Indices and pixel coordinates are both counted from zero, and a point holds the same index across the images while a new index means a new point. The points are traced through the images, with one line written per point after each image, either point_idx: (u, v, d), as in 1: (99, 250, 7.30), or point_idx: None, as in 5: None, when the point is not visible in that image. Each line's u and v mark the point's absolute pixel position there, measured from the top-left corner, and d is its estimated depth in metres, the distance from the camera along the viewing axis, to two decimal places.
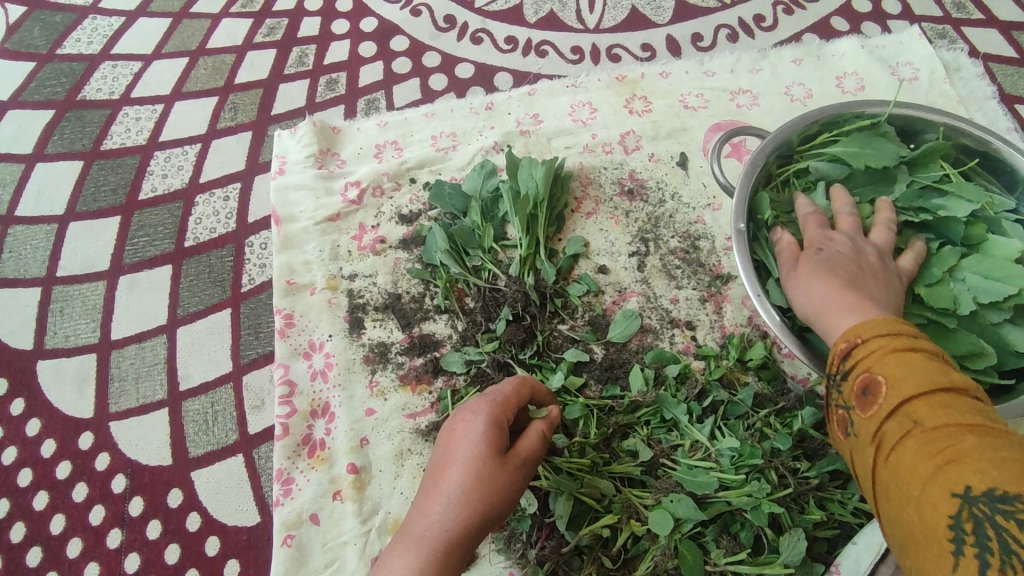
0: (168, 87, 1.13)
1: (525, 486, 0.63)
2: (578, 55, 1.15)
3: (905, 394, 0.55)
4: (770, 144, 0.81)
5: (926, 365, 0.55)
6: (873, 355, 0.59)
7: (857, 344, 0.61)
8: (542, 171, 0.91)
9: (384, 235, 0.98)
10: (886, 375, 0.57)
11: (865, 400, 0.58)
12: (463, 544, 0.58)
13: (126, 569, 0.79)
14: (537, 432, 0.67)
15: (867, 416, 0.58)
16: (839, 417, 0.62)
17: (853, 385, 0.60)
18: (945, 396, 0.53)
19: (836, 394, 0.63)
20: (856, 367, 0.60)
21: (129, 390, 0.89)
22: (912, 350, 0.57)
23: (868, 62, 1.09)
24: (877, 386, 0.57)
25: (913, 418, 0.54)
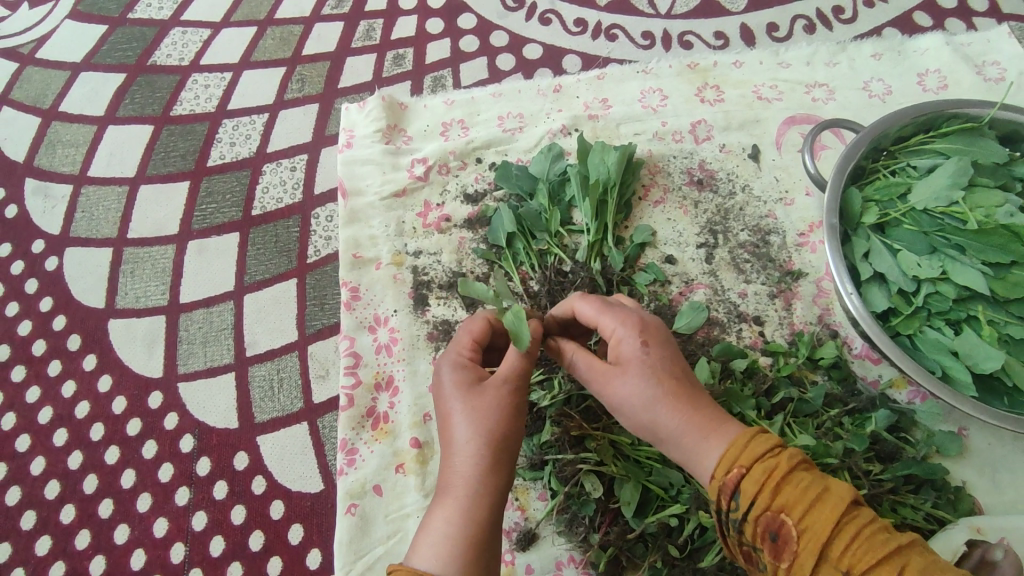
0: (236, 56, 1.14)
1: (518, 399, 0.65)
2: (649, 40, 1.13)
3: (823, 534, 0.51)
4: (863, 140, 0.79)
5: (829, 494, 0.52)
6: (769, 490, 0.53)
7: (743, 474, 0.54)
8: (615, 156, 0.90)
9: (449, 213, 0.97)
10: (794, 513, 0.52)
11: (773, 546, 0.53)
12: (489, 478, 0.61)
13: (193, 527, 0.81)
14: (512, 346, 0.67)
15: (784, 567, 0.52)
16: (744, 553, 0.56)
17: (756, 528, 0.54)
18: (857, 530, 0.51)
19: (734, 531, 0.56)
20: (755, 504, 0.53)
21: (198, 352, 0.90)
22: (794, 472, 0.53)
23: (952, 60, 1.06)
24: (784, 529, 0.52)
25: (842, 568, 0.50)
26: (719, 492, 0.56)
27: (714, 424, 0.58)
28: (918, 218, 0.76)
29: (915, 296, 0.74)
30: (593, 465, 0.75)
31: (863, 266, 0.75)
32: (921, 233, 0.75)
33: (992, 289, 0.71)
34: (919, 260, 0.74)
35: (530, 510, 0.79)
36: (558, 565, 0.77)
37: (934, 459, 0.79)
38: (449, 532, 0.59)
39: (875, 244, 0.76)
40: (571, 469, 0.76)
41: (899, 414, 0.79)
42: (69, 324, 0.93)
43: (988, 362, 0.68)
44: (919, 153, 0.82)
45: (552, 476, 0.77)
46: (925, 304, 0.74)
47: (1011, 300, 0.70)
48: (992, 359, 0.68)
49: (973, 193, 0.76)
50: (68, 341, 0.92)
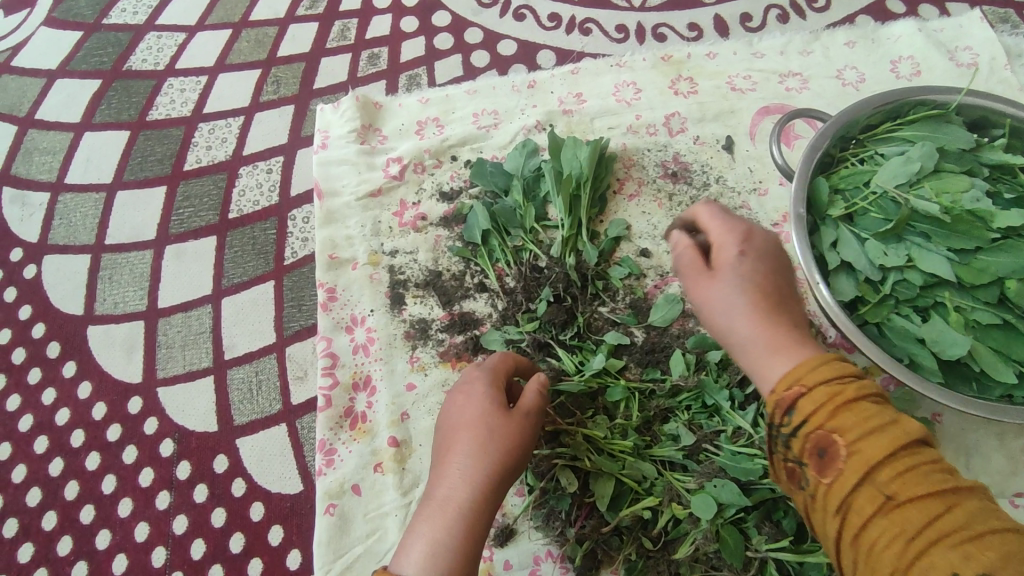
0: (212, 59, 1.14)
1: (533, 438, 0.67)
2: (623, 33, 1.13)
3: (875, 459, 0.51)
4: (829, 130, 0.80)
5: (896, 426, 0.52)
6: (827, 408, 0.54)
7: (802, 393, 0.55)
8: (587, 151, 0.90)
9: (425, 212, 0.98)
10: (847, 436, 0.52)
11: (821, 463, 0.53)
12: (487, 499, 0.62)
13: (174, 531, 0.82)
14: (536, 383, 0.70)
15: (827, 482, 0.53)
16: (787, 471, 0.57)
17: (803, 443, 0.55)
18: (916, 458, 0.51)
19: (781, 447, 0.57)
20: (810, 419, 0.54)
21: (176, 357, 0.91)
22: (858, 401, 0.53)
23: (925, 47, 1.06)
24: (835, 446, 0.53)
25: (887, 491, 0.50)
26: (775, 405, 0.57)
27: (777, 346, 0.60)
28: (886, 203, 0.76)
29: (882, 284, 0.74)
30: (569, 460, 0.76)
31: (831, 255, 0.76)
32: (887, 220, 0.75)
33: (959, 275, 0.71)
34: (886, 249, 0.74)
35: (507, 506, 0.80)
36: (535, 560, 0.77)
37: None
38: (438, 542, 0.59)
39: (844, 232, 0.76)
40: (547, 464, 0.77)
41: None
42: (48, 331, 0.94)
43: (954, 348, 0.69)
44: (889, 142, 0.82)
45: (529, 471, 0.78)
46: (894, 292, 0.74)
47: (979, 286, 0.71)
48: (958, 345, 0.69)
49: (941, 177, 0.75)
50: (47, 349, 0.93)
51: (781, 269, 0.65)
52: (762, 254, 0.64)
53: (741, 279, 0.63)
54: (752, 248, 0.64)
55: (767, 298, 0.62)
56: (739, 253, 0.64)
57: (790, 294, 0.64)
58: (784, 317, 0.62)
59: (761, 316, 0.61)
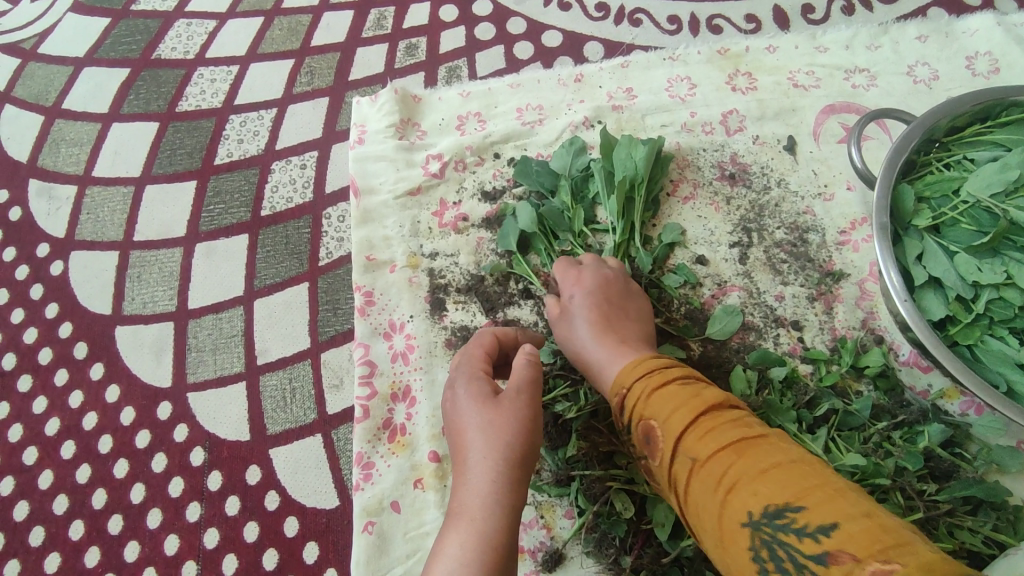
0: (243, 48, 1.09)
1: (533, 414, 0.63)
2: (676, 25, 1.06)
3: (680, 427, 0.59)
4: (914, 132, 0.73)
5: (691, 403, 0.60)
6: (643, 397, 0.63)
7: (626, 394, 0.65)
8: (643, 151, 0.84)
9: (467, 212, 0.93)
10: (649, 414, 0.62)
11: (648, 448, 0.61)
12: (507, 495, 0.59)
13: (205, 545, 0.78)
14: (521, 358, 0.66)
15: (658, 463, 0.60)
16: (645, 467, 0.64)
17: (637, 433, 0.63)
18: (717, 419, 0.58)
19: (628, 444, 0.66)
20: (634, 412, 0.63)
21: (207, 361, 0.87)
22: (666, 390, 0.62)
23: (1004, 42, 0.98)
24: (653, 432, 0.61)
25: (691, 456, 0.57)
26: (618, 406, 0.66)
27: (619, 351, 0.70)
28: (977, 215, 0.69)
29: (975, 303, 0.68)
30: (624, 483, 0.71)
31: (917, 270, 0.70)
32: (980, 233, 0.69)
33: None
34: (979, 265, 0.68)
35: (556, 529, 0.75)
36: None
37: (992, 475, 0.73)
38: (465, 552, 0.56)
39: (931, 246, 0.70)
40: (600, 487, 0.72)
41: (954, 427, 0.74)
42: (75, 331, 0.90)
43: None
44: (976, 146, 0.76)
45: (580, 494, 0.73)
46: (987, 311, 0.68)
47: None
48: None
49: None
50: (75, 350, 0.89)
51: (619, 298, 0.77)
52: (590, 285, 0.77)
53: (590, 305, 0.75)
54: (584, 287, 0.76)
55: (605, 319, 0.73)
56: (582, 289, 0.76)
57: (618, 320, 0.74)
58: (625, 330, 0.73)
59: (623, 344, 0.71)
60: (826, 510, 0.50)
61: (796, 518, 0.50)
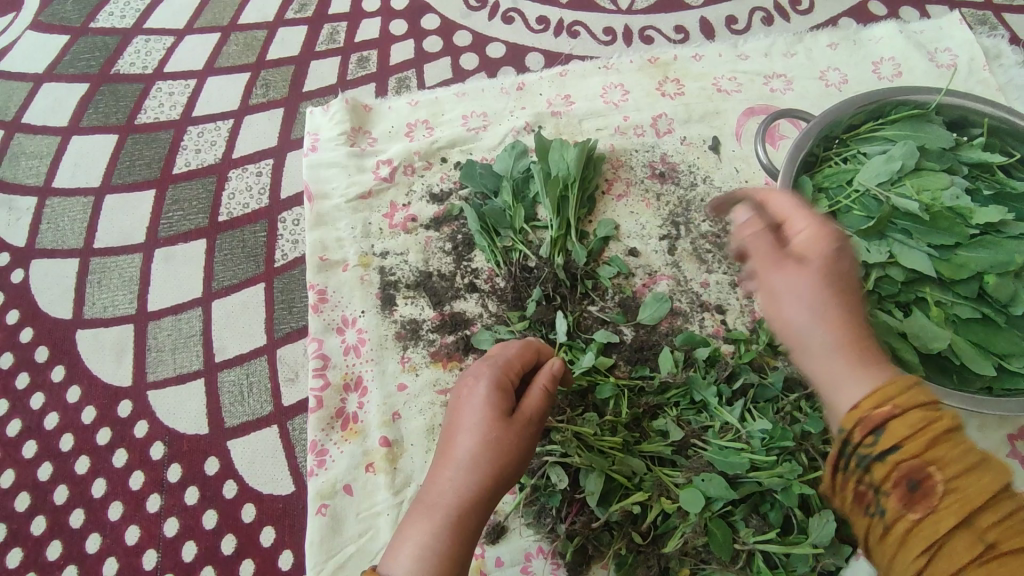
0: (200, 62, 1.14)
1: (531, 442, 0.66)
2: (610, 36, 1.14)
3: (973, 494, 0.46)
4: (813, 129, 0.81)
5: (985, 466, 0.47)
6: (919, 437, 0.48)
7: (893, 414, 0.49)
8: (574, 153, 0.91)
9: (415, 213, 0.98)
10: (945, 470, 0.47)
11: (910, 496, 0.48)
12: (481, 505, 0.62)
13: (165, 533, 0.82)
14: (542, 391, 0.68)
15: (914, 518, 0.47)
16: (854, 493, 0.51)
17: (891, 468, 0.49)
18: (1012, 509, 0.46)
19: (854, 466, 0.51)
20: (901, 445, 0.48)
21: (166, 360, 0.91)
22: (950, 435, 0.48)
23: (905, 48, 1.08)
24: (930, 480, 0.47)
25: (987, 540, 0.45)
26: (857, 423, 0.51)
27: (864, 361, 0.54)
28: (867, 202, 0.78)
29: (865, 280, 0.75)
30: (559, 457, 0.76)
31: None
32: (868, 218, 0.77)
33: (938, 270, 0.73)
34: (868, 246, 0.76)
35: (498, 503, 0.80)
36: (527, 556, 0.77)
37: None
38: (429, 546, 0.59)
39: None
40: (538, 462, 0.77)
41: None
42: (36, 336, 0.93)
43: (936, 341, 0.70)
44: (870, 142, 0.84)
45: None
46: (876, 288, 0.76)
47: (958, 280, 0.72)
48: (939, 338, 0.70)
49: (920, 176, 0.77)
50: (36, 353, 0.92)
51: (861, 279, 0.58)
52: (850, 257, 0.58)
53: (834, 278, 0.56)
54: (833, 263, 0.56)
55: (851, 292, 0.57)
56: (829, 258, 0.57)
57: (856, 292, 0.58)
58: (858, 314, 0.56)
59: (829, 322, 0.55)
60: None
61: None
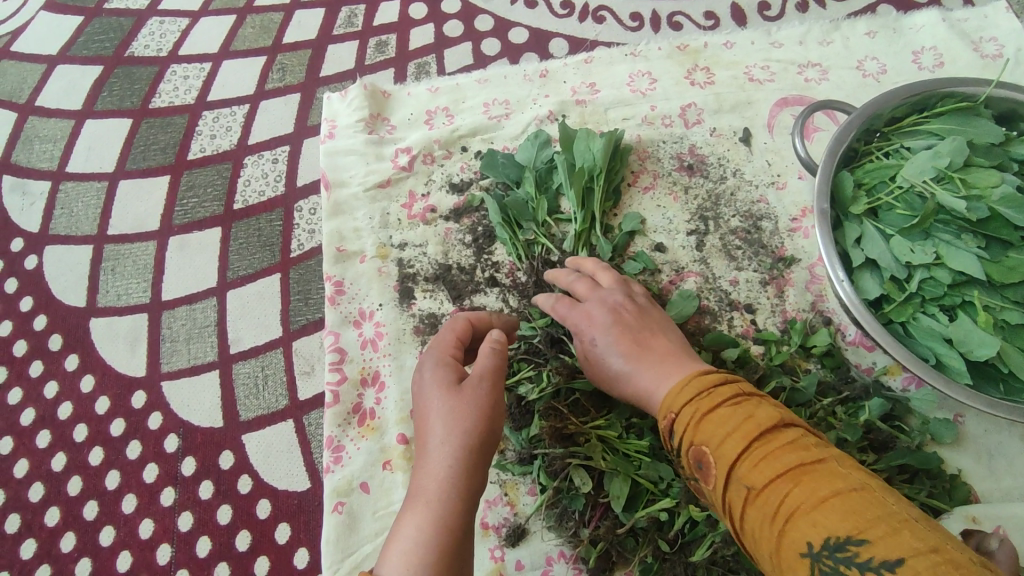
0: (216, 45, 1.11)
1: (497, 405, 0.64)
2: (638, 22, 1.10)
3: (734, 454, 0.55)
4: (855, 121, 0.77)
5: (748, 422, 0.56)
6: (693, 419, 0.59)
7: (674, 417, 0.61)
8: (601, 142, 0.87)
9: (435, 204, 0.95)
10: (711, 443, 0.56)
11: (701, 472, 0.57)
12: (465, 484, 0.60)
13: (179, 528, 0.80)
14: (492, 348, 0.68)
15: (711, 488, 0.57)
16: (695, 487, 0.60)
17: (688, 458, 0.59)
18: (770, 443, 0.54)
19: (681, 466, 0.61)
20: (682, 437, 0.59)
21: (181, 350, 0.89)
22: (716, 408, 0.58)
23: (948, 37, 1.03)
24: (705, 459, 0.57)
25: (748, 482, 0.53)
26: (665, 426, 0.62)
27: (673, 369, 0.66)
28: (910, 198, 0.74)
29: (908, 282, 0.72)
30: (583, 459, 0.74)
31: (855, 252, 0.74)
32: (911, 215, 0.73)
33: (988, 273, 0.69)
34: (912, 245, 0.72)
35: (519, 505, 0.78)
36: (548, 560, 0.75)
37: (929, 447, 0.78)
38: (418, 536, 0.57)
39: (869, 228, 0.74)
40: (560, 464, 0.74)
41: (895, 402, 0.78)
42: (50, 323, 0.92)
43: (982, 349, 0.67)
44: (913, 136, 0.80)
45: (542, 470, 0.75)
46: (920, 290, 0.72)
47: (1008, 284, 0.69)
48: (985, 346, 0.67)
49: (970, 171, 0.72)
50: (49, 342, 0.91)
51: (624, 304, 0.74)
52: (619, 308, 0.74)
53: (612, 331, 0.71)
54: (597, 320, 0.72)
55: (636, 341, 0.70)
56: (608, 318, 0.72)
57: (649, 322, 0.73)
58: (657, 356, 0.68)
59: (624, 348, 0.69)
60: (890, 544, 0.46)
61: (859, 551, 0.46)
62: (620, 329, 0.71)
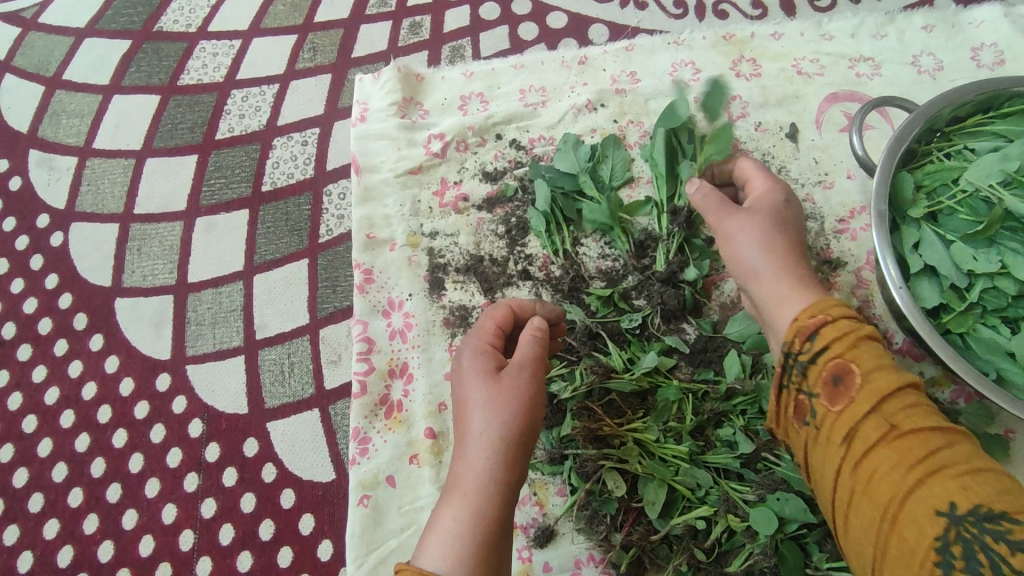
0: (246, 22, 1.08)
1: (537, 396, 0.61)
2: (681, 9, 1.06)
3: (883, 393, 0.55)
4: (918, 119, 0.73)
5: (898, 369, 0.57)
6: (844, 339, 0.58)
7: (826, 322, 0.60)
8: (662, 139, 0.86)
9: (467, 192, 0.92)
10: (862, 366, 0.57)
11: (833, 390, 0.57)
12: (505, 475, 0.58)
13: (203, 514, 0.79)
14: (535, 334, 0.64)
15: (835, 411, 0.57)
16: (797, 403, 0.61)
17: (821, 373, 0.58)
18: (909, 399, 0.56)
19: (796, 378, 0.61)
20: (827, 348, 0.59)
21: (206, 335, 0.87)
22: (865, 341, 0.59)
23: (1011, 34, 0.98)
24: (850, 376, 0.57)
25: (892, 422, 0.55)
26: (797, 333, 0.61)
27: (805, 285, 0.65)
28: (973, 204, 0.70)
29: (969, 291, 0.69)
30: (617, 461, 0.72)
31: (914, 258, 0.70)
32: (976, 221, 0.70)
33: None
34: (975, 253, 0.68)
35: (548, 506, 0.76)
36: (576, 563, 0.74)
37: None
38: (456, 527, 0.55)
39: (929, 234, 0.70)
40: (593, 466, 0.72)
41: (944, 415, 0.75)
42: (75, 302, 0.90)
43: None
44: (977, 137, 0.76)
45: (573, 472, 0.73)
46: (981, 300, 0.68)
47: None
48: None
49: None
50: (74, 321, 0.89)
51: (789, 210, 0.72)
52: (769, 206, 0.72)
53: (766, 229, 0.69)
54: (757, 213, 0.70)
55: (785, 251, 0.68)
56: (746, 215, 0.71)
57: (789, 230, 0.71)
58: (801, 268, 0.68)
59: (775, 253, 0.68)
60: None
61: (1013, 528, 0.48)
62: (768, 228, 0.69)
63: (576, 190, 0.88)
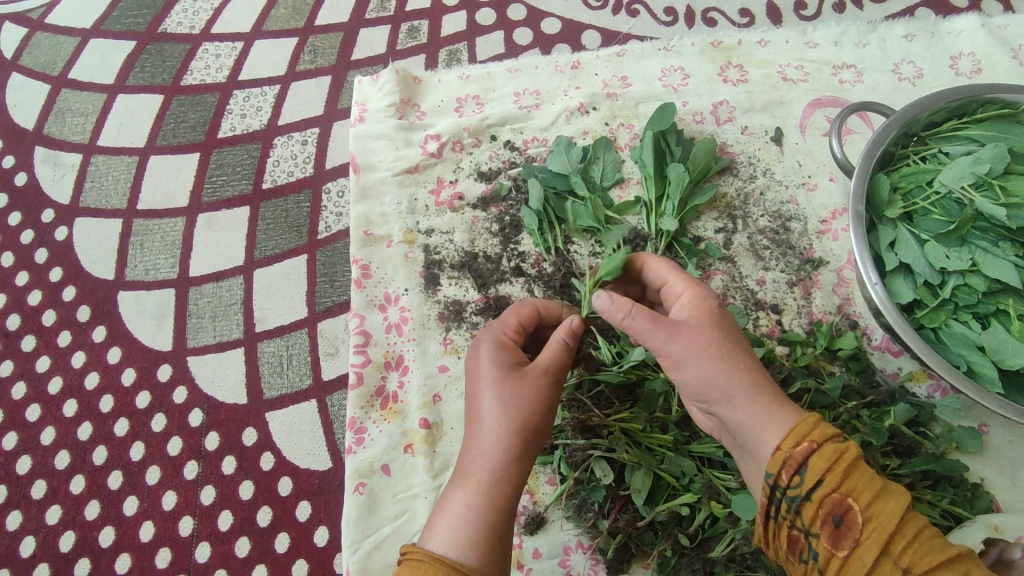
0: (248, 25, 1.11)
1: (553, 397, 0.64)
2: (672, 16, 1.09)
3: (888, 529, 0.53)
4: (894, 123, 0.76)
5: (891, 490, 0.55)
6: (840, 472, 0.55)
7: (811, 450, 0.56)
8: (650, 140, 0.89)
9: (463, 191, 0.95)
10: (861, 501, 0.54)
11: (835, 532, 0.55)
12: (514, 469, 0.60)
13: (202, 501, 0.81)
14: (557, 339, 0.66)
15: (842, 554, 0.54)
16: (791, 538, 0.58)
17: (818, 514, 0.55)
18: (913, 524, 0.54)
19: (791, 510, 0.57)
20: (821, 483, 0.55)
21: (207, 327, 0.90)
22: (860, 464, 0.56)
23: (987, 43, 1.01)
24: (850, 514, 0.54)
25: (901, 563, 0.52)
26: (783, 467, 0.57)
27: (773, 410, 0.60)
28: (946, 205, 0.74)
29: (942, 288, 0.72)
30: (604, 451, 0.75)
31: (889, 256, 0.73)
32: (949, 221, 0.73)
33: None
34: (948, 251, 0.71)
35: (538, 494, 0.78)
36: (565, 550, 0.76)
37: (953, 455, 0.78)
38: (466, 515, 0.57)
39: (904, 234, 0.74)
40: (581, 455, 0.75)
41: (919, 408, 0.78)
42: (78, 295, 0.93)
43: (1015, 358, 0.67)
44: (951, 142, 0.79)
45: (562, 461, 0.76)
46: (953, 296, 0.71)
47: None
48: (1020, 355, 0.67)
49: (1009, 180, 0.72)
50: (78, 313, 0.92)
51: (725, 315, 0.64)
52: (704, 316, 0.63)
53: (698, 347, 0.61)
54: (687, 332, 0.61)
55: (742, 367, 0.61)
56: (679, 339, 0.61)
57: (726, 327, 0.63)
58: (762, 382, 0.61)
59: (739, 372, 0.61)
60: None
61: None
62: (707, 345, 0.61)
63: (568, 190, 0.91)
